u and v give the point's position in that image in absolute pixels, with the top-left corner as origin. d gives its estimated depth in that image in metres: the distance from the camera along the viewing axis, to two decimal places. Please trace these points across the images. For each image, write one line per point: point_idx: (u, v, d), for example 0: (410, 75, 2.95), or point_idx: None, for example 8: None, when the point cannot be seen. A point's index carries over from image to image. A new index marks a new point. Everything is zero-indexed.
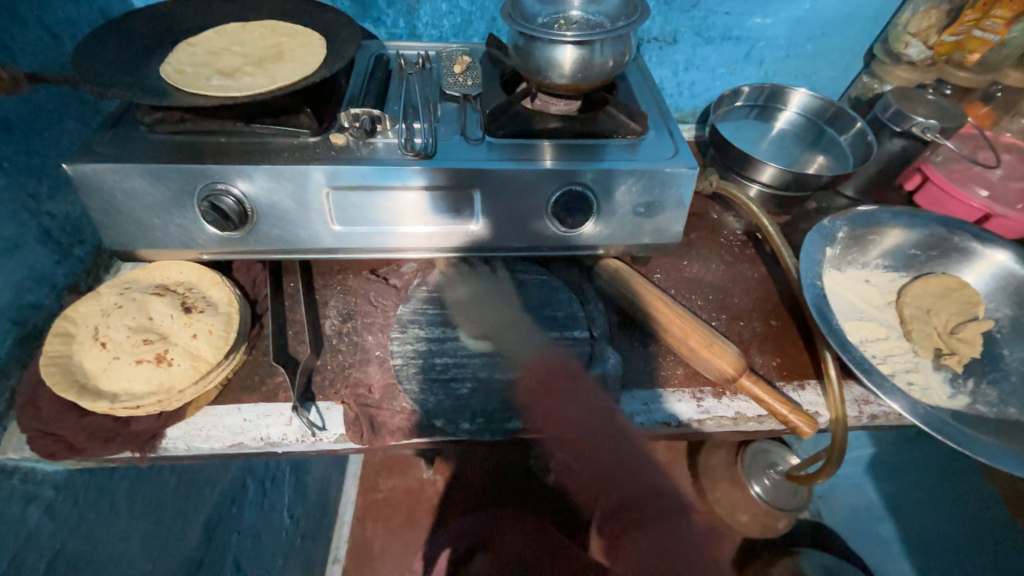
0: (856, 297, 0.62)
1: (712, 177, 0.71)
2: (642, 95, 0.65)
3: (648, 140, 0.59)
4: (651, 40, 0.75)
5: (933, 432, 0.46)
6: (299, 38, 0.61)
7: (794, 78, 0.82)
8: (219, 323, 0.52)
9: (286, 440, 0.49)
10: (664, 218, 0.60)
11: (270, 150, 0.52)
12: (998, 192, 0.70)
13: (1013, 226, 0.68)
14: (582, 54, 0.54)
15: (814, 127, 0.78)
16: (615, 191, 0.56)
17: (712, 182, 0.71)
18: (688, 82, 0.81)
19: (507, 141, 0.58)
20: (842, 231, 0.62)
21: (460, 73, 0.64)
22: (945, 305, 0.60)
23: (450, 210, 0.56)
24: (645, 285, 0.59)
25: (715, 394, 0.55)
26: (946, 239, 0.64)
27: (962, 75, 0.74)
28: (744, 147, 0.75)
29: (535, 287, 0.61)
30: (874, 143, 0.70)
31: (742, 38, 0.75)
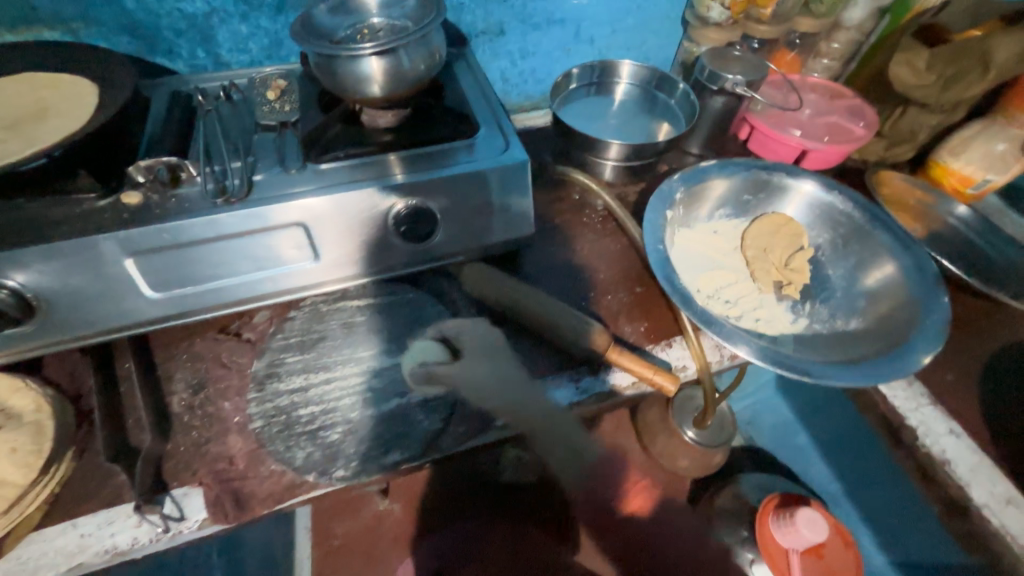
0: (705, 250, 0.66)
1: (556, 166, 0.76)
2: (471, 91, 0.65)
3: (481, 137, 0.59)
4: (478, 34, 0.74)
5: (772, 366, 0.50)
6: (66, 89, 0.53)
7: (625, 51, 0.86)
8: (25, 436, 0.45)
9: (137, 544, 0.43)
10: (514, 212, 0.60)
11: (46, 227, 0.46)
12: (809, 129, 0.79)
13: (825, 158, 0.77)
14: (388, 63, 0.52)
15: (649, 95, 0.82)
16: (457, 197, 0.56)
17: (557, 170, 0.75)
18: (527, 69, 0.82)
19: (332, 165, 0.54)
20: (680, 191, 0.66)
21: (275, 99, 0.60)
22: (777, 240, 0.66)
23: (288, 248, 0.52)
24: (508, 282, 0.59)
25: (591, 372, 0.56)
26: (769, 180, 0.70)
27: (762, 28, 0.80)
28: (589, 126, 0.77)
29: (403, 307, 0.59)
30: (698, 103, 0.75)
31: (566, 20, 0.77)
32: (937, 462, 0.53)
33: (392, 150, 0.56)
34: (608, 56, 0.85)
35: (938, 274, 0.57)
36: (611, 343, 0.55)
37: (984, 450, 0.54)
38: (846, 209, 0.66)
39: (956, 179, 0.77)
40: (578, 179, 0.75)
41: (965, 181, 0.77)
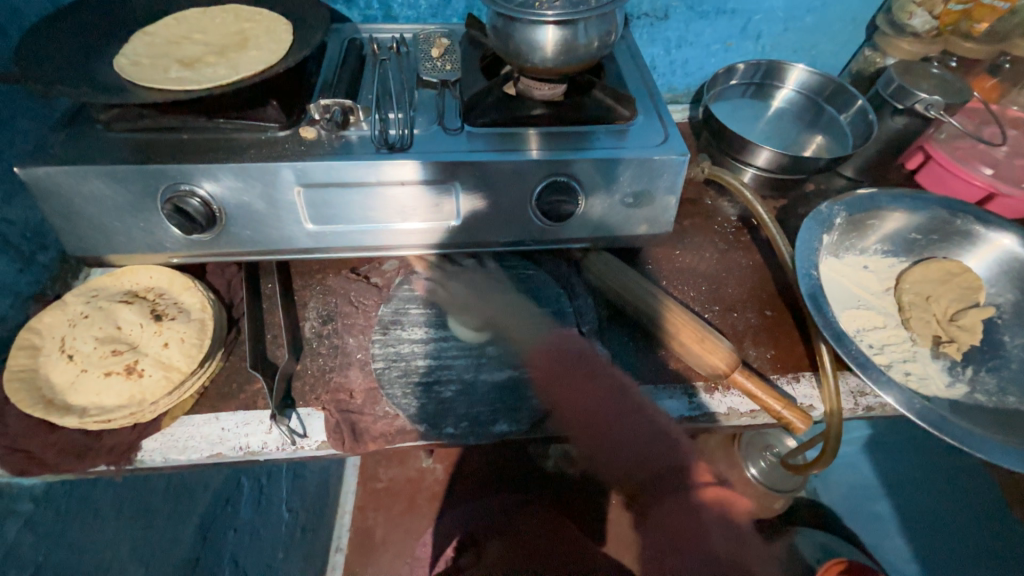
0: (854, 285, 0.60)
1: (705, 163, 0.68)
2: (630, 77, 0.62)
3: (637, 125, 0.56)
4: (641, 16, 0.70)
5: (928, 429, 0.44)
6: (264, 23, 0.57)
7: (791, 53, 0.78)
8: (192, 329, 0.50)
9: (266, 448, 0.47)
10: (655, 207, 0.57)
11: (236, 147, 0.49)
12: (1003, 170, 0.68)
13: (1018, 207, 0.66)
14: (565, 35, 0.51)
15: (813, 106, 0.75)
16: (599, 181, 0.54)
17: (705, 168, 0.68)
18: (680, 60, 0.77)
19: (488, 130, 0.54)
20: (840, 217, 0.60)
21: (437, 57, 0.61)
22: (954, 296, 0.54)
23: (430, 204, 0.53)
24: (634, 280, 0.57)
25: (707, 390, 0.53)
26: (949, 222, 0.61)
27: (968, 46, 0.69)
28: (738, 128, 0.71)
29: (522, 283, 0.59)
30: (876, 122, 0.66)
31: (738, 11, 0.71)
32: None
33: (547, 124, 0.55)
34: (770, 57, 0.78)
35: None
36: (738, 364, 0.51)
37: None
38: None
39: None
40: (722, 179, 0.67)
41: None
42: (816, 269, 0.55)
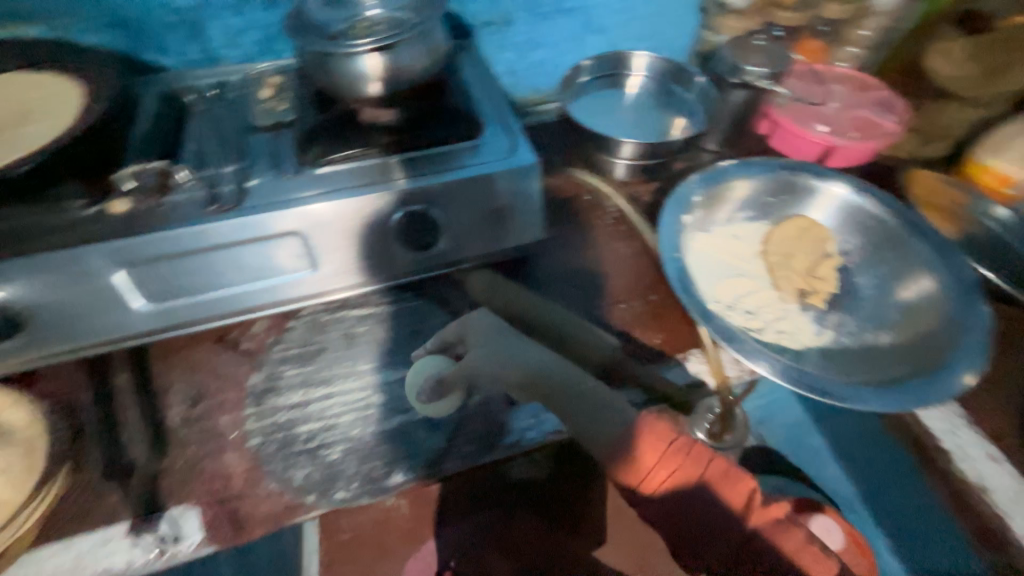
0: (724, 256, 0.62)
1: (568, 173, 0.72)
2: (478, 88, 0.61)
3: (488, 139, 0.55)
4: (484, 25, 0.70)
5: (795, 389, 0.47)
6: (49, 88, 0.51)
7: (638, 42, 0.81)
8: (17, 454, 0.45)
9: (132, 567, 0.42)
10: (523, 218, 0.57)
11: (33, 234, 0.44)
12: (834, 124, 0.74)
13: (852, 154, 0.73)
14: (387, 61, 0.50)
15: (664, 89, 0.78)
16: (462, 202, 0.52)
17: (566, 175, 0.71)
18: (536, 62, 0.77)
19: (332, 168, 0.51)
20: (697, 195, 0.63)
21: (269, 98, 0.57)
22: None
23: (280, 257, 0.50)
24: (528, 295, 0.59)
25: (604, 388, 0.53)
26: (792, 181, 0.65)
27: (784, 14, 0.75)
28: (599, 122, 0.73)
29: (405, 316, 0.57)
30: (715, 95, 0.71)
31: (575, 10, 0.73)
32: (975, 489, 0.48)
33: (400, 150, 0.53)
34: (620, 47, 0.80)
35: (977, 283, 0.53)
36: (622, 359, 0.53)
37: None
38: (875, 212, 0.62)
39: (993, 178, 0.67)
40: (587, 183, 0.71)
41: (1004, 180, 0.66)
42: (679, 250, 0.57)
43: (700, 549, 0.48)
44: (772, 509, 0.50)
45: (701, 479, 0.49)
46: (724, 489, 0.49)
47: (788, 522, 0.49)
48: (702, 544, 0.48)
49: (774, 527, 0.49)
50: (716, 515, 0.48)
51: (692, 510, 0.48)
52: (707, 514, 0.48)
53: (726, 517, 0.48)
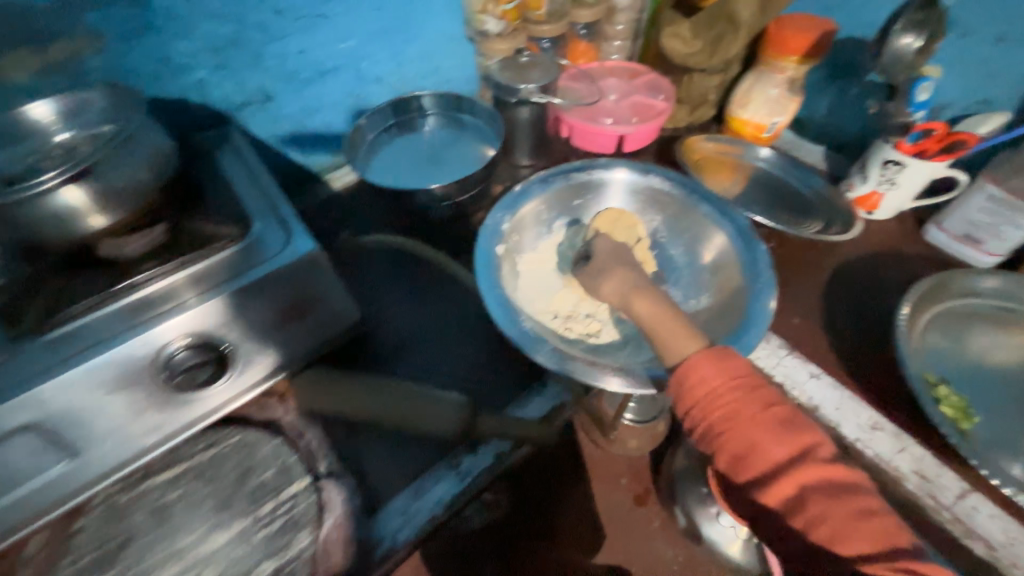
0: (550, 270, 0.63)
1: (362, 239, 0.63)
2: (241, 177, 0.56)
3: (259, 230, 0.50)
4: (241, 106, 0.65)
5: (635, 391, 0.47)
6: None
7: (423, 80, 0.79)
8: None
9: None
10: (331, 299, 0.52)
11: None
12: (617, 114, 0.80)
13: (641, 136, 0.79)
14: (94, 188, 0.42)
15: (453, 119, 0.76)
16: (257, 310, 0.47)
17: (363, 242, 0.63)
18: (320, 126, 0.73)
19: (64, 330, 0.42)
20: (506, 222, 0.61)
21: None
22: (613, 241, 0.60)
23: (26, 458, 0.40)
24: (349, 383, 0.52)
25: (468, 451, 0.50)
26: (587, 180, 0.66)
27: (545, 28, 0.78)
28: (400, 172, 0.70)
29: (229, 458, 0.48)
30: (495, 117, 0.74)
31: (339, 67, 0.70)
32: (810, 410, 0.52)
33: (179, 266, 0.46)
34: (406, 89, 0.78)
35: (750, 228, 0.59)
36: (472, 417, 0.49)
37: (847, 385, 0.54)
38: (664, 187, 0.65)
39: (752, 128, 0.78)
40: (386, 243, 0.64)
41: (760, 127, 0.78)
42: (500, 284, 0.55)
43: (732, 434, 0.39)
44: (777, 409, 0.39)
45: (721, 364, 0.41)
46: (747, 392, 0.40)
47: (800, 421, 0.39)
48: (727, 428, 0.39)
49: (783, 428, 0.38)
50: (733, 398, 0.40)
51: (703, 394, 0.41)
52: (725, 400, 0.40)
53: (753, 401, 0.39)
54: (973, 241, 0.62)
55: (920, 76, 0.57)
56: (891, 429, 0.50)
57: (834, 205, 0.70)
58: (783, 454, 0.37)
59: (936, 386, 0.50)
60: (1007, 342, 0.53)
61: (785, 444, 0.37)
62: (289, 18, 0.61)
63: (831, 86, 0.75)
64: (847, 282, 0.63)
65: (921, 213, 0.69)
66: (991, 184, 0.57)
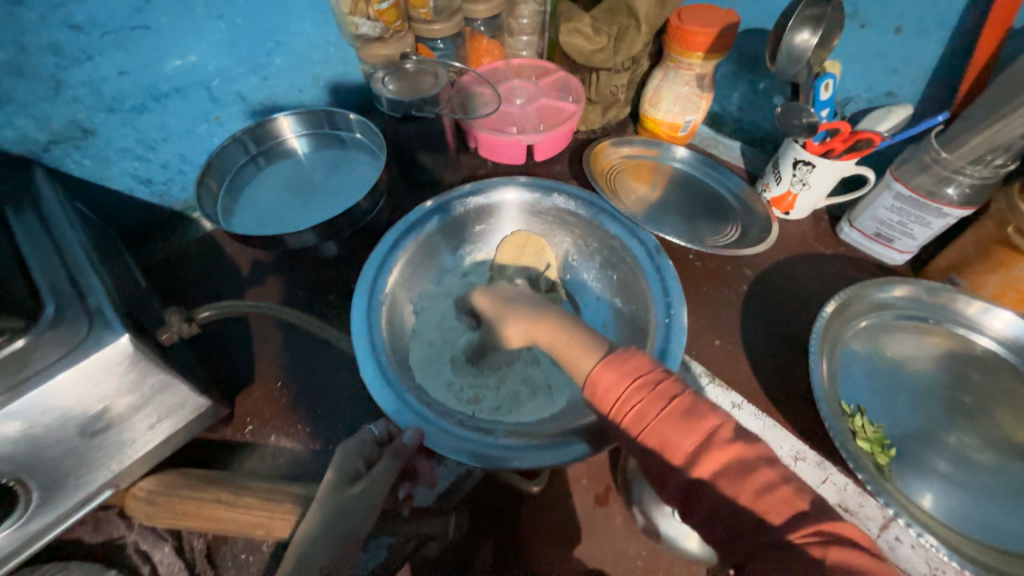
0: (452, 313, 0.55)
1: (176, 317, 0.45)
2: (37, 241, 0.44)
3: (47, 322, 0.38)
4: (48, 147, 0.52)
5: (539, 463, 0.41)
6: None
7: (297, 93, 0.69)
8: None
9: None
10: (163, 397, 0.42)
11: None
12: (523, 122, 0.73)
13: (552, 144, 0.72)
14: None
15: (334, 140, 0.66)
16: (62, 422, 0.37)
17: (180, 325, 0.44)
18: (169, 159, 0.61)
19: None
20: (394, 264, 0.52)
21: None
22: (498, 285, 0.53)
23: None
24: (190, 498, 0.42)
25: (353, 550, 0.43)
26: (488, 203, 0.59)
27: (437, 28, 0.67)
28: (271, 210, 0.60)
29: None
30: (381, 136, 0.62)
31: (180, 89, 0.57)
32: None
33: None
34: (277, 108, 0.67)
35: (659, 245, 0.54)
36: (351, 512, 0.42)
37: (768, 413, 0.51)
38: (567, 206, 0.59)
39: (666, 127, 0.73)
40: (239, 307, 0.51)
41: (674, 127, 0.73)
42: (383, 346, 0.46)
43: (649, 431, 0.35)
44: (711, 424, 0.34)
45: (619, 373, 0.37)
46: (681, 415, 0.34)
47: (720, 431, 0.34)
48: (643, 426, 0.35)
49: (685, 417, 0.34)
50: (638, 399, 0.35)
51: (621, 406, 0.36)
52: (629, 402, 0.36)
53: (654, 399, 0.35)
54: (883, 239, 0.60)
55: (823, 74, 0.54)
56: (814, 458, 0.48)
57: (751, 210, 0.67)
58: (694, 441, 0.34)
59: (852, 417, 0.46)
60: (924, 350, 0.51)
61: (690, 434, 0.34)
62: (94, 33, 0.49)
63: (741, 80, 0.71)
64: (765, 293, 0.60)
65: (835, 210, 0.67)
66: (897, 182, 0.55)
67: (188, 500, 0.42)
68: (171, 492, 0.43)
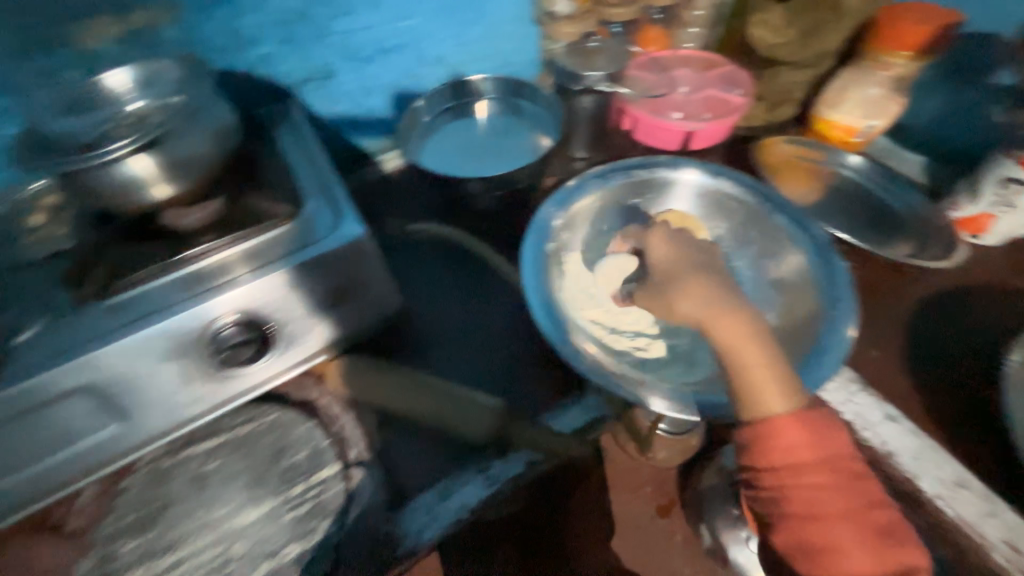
0: (603, 274, 0.59)
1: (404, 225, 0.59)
2: (295, 154, 0.55)
3: (307, 214, 0.48)
4: (300, 83, 0.64)
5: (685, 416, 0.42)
6: None
7: (482, 62, 0.77)
8: None
9: None
10: (369, 292, 0.50)
11: None
12: (688, 109, 0.73)
13: (711, 135, 0.72)
14: (159, 160, 0.42)
15: (513, 107, 0.73)
16: (293, 293, 0.45)
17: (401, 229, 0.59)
18: (376, 107, 0.71)
19: (129, 296, 0.42)
20: (560, 216, 0.57)
21: (45, 224, 0.49)
22: (674, 247, 0.49)
23: (91, 415, 0.42)
24: (385, 378, 0.51)
25: (499, 456, 0.48)
26: (651, 177, 0.61)
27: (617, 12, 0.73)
28: (453, 157, 0.67)
29: (264, 436, 0.48)
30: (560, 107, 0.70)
31: (402, 46, 0.67)
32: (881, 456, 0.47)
33: (232, 242, 0.45)
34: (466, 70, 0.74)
35: (832, 243, 0.53)
36: (507, 419, 0.49)
37: (928, 433, 0.48)
38: (733, 191, 0.59)
39: (840, 130, 0.69)
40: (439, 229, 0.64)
41: (850, 130, 0.69)
42: (547, 284, 0.51)
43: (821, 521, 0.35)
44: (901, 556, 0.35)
45: (810, 434, 0.38)
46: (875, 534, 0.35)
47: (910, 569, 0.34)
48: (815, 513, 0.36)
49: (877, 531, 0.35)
50: (826, 482, 0.37)
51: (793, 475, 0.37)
52: (816, 478, 0.37)
53: (844, 490, 0.36)
54: None
55: None
56: (981, 490, 0.44)
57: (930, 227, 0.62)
58: (872, 555, 0.34)
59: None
60: None
61: (878, 552, 0.34)
62: None
63: (940, 88, 0.66)
64: (937, 316, 0.56)
65: None
66: None
67: (380, 380, 0.51)
68: (366, 371, 0.51)
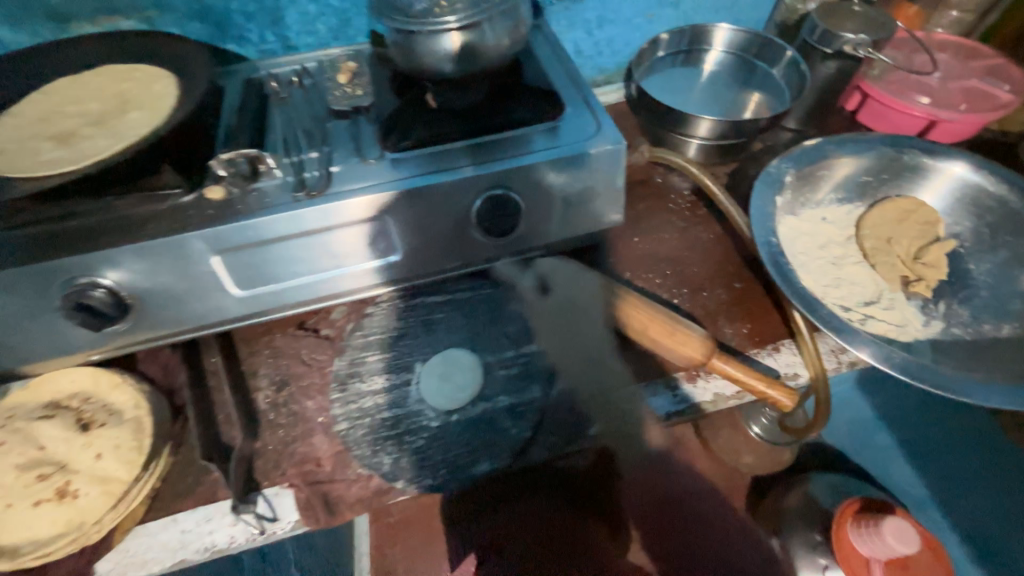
0: (818, 242, 0.57)
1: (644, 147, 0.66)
2: (552, 65, 0.59)
3: (567, 117, 0.53)
4: (554, 1, 0.67)
5: (912, 381, 0.42)
6: (145, 82, 0.52)
7: (713, 13, 0.76)
8: (128, 432, 0.46)
9: (235, 543, 0.44)
10: (602, 201, 0.53)
11: (134, 224, 0.44)
12: (939, 97, 0.67)
13: (957, 130, 0.65)
14: (472, 39, 0.48)
15: (744, 65, 0.72)
16: (548, 183, 0.50)
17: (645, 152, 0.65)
18: (604, 39, 0.73)
19: (412, 154, 0.49)
20: (789, 174, 0.58)
21: (347, 83, 0.56)
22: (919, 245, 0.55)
23: (366, 245, 0.49)
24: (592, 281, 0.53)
25: (689, 379, 0.51)
26: (895, 159, 0.61)
27: None
28: (675, 98, 0.68)
29: (481, 304, 0.55)
30: (809, 72, 0.65)
31: None
32: None
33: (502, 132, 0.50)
34: (695, 19, 0.75)
35: None
36: (715, 350, 0.48)
37: None
38: (995, 192, 0.57)
39: None
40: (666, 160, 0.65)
41: None
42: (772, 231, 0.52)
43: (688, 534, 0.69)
44: None
45: None
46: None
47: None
48: None
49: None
50: None
51: None
52: None
53: None
54: None
55: None
56: None
57: None
58: None
59: None
60: None
61: None
62: None
63: None
64: None
65: None
66: None
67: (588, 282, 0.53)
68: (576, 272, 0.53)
